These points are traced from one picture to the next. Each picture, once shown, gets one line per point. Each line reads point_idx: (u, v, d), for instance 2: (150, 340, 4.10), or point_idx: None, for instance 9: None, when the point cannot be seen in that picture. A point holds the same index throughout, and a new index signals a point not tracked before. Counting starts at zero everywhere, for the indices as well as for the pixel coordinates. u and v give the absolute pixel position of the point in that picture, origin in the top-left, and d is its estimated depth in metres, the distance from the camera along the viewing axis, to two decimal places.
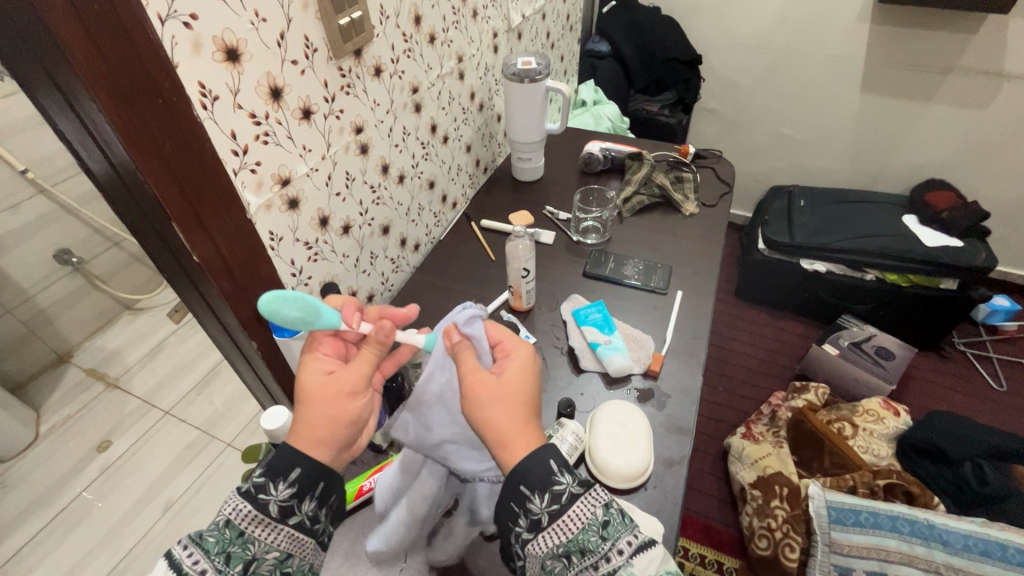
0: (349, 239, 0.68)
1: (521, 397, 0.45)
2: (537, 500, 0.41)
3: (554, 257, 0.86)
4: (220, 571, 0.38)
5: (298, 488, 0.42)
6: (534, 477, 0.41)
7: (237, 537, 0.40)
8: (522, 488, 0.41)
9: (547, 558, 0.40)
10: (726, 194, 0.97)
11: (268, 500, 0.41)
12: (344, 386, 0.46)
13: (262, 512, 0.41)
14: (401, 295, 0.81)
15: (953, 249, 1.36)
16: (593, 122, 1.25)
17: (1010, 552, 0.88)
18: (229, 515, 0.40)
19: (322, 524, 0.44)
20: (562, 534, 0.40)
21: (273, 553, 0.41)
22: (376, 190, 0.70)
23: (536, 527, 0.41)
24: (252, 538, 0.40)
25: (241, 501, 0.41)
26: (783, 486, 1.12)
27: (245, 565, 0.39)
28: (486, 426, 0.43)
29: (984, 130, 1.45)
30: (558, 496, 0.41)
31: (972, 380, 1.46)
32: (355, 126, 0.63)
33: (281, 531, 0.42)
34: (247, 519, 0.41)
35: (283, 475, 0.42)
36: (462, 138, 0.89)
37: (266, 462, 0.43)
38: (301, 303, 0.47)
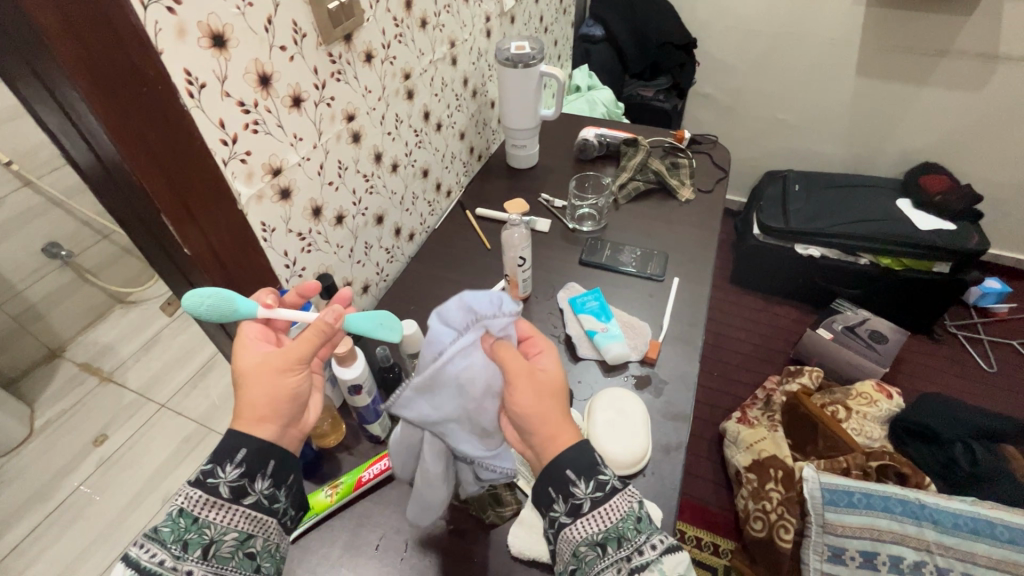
0: (342, 229, 0.67)
1: (558, 392, 0.45)
2: (582, 485, 0.41)
3: (550, 245, 0.86)
4: (177, 558, 0.38)
5: (246, 468, 0.41)
6: (581, 463, 0.42)
7: (192, 523, 0.39)
8: (568, 472, 0.41)
9: (584, 543, 0.40)
10: (722, 179, 0.96)
11: (217, 483, 0.40)
12: (277, 363, 0.44)
13: (214, 495, 0.40)
14: (396, 284, 0.80)
15: (945, 233, 1.38)
16: (588, 108, 1.24)
17: (998, 530, 0.93)
18: (181, 504, 0.40)
19: (281, 502, 0.43)
20: (601, 522, 0.40)
21: (231, 534, 0.40)
22: (369, 178, 0.69)
23: (575, 511, 0.41)
24: (207, 523, 0.40)
25: (190, 488, 0.40)
26: (777, 468, 1.13)
27: (203, 550, 0.39)
28: (533, 418, 0.43)
29: (979, 112, 1.45)
30: (602, 484, 0.41)
31: (964, 362, 1.47)
32: (346, 114, 0.62)
33: (236, 512, 0.40)
34: (199, 505, 0.40)
35: (228, 456, 0.41)
36: (456, 126, 0.88)
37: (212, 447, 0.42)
38: (215, 296, 0.45)
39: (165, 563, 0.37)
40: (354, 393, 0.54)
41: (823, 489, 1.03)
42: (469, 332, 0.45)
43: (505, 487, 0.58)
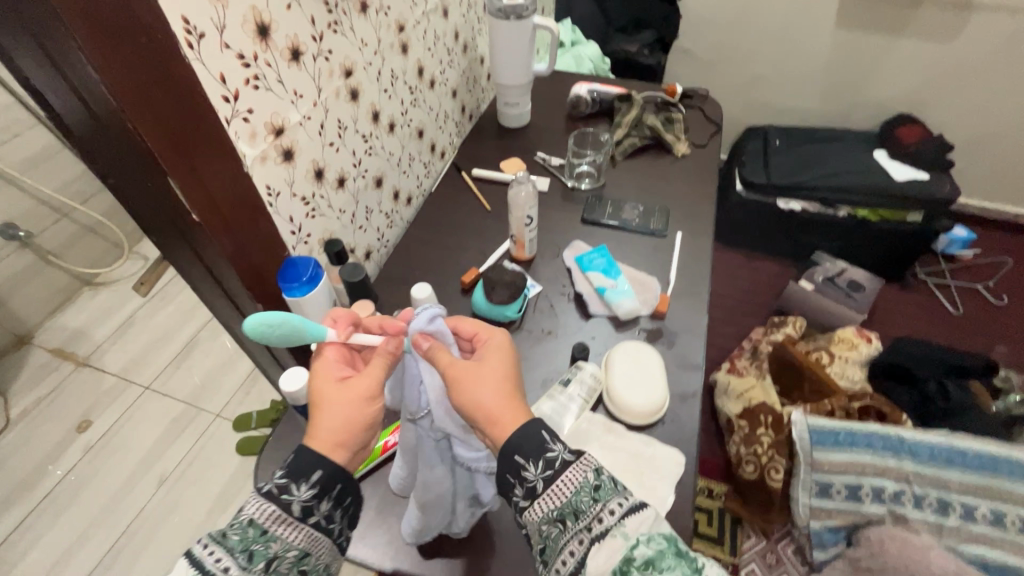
0: (344, 192, 0.64)
1: (498, 379, 0.46)
2: (532, 467, 0.41)
3: (550, 205, 0.85)
4: (244, 568, 0.38)
5: (318, 489, 0.41)
6: (528, 446, 0.42)
7: (260, 535, 0.39)
8: (516, 457, 0.42)
9: (544, 523, 0.40)
10: (715, 133, 0.96)
11: (290, 500, 0.40)
12: (360, 390, 0.45)
13: (286, 513, 0.40)
14: (397, 250, 0.78)
15: (919, 182, 1.43)
16: (574, 65, 1.21)
17: (969, 457, 1.03)
18: (252, 514, 0.40)
19: (338, 526, 0.43)
20: (558, 498, 0.40)
21: (293, 551, 0.40)
22: (368, 138, 0.66)
23: (532, 493, 0.41)
24: (274, 536, 0.40)
25: (265, 502, 0.40)
26: (767, 414, 1.17)
27: (267, 563, 0.39)
28: (469, 404, 0.44)
29: (951, 62, 1.49)
30: (551, 462, 0.41)
31: (932, 306, 1.55)
32: (344, 69, 0.58)
33: (301, 530, 0.41)
34: (271, 517, 0.40)
35: (304, 476, 0.41)
36: (448, 84, 0.85)
37: (288, 462, 0.42)
38: (285, 324, 0.44)
39: (234, 572, 0.37)
40: None
41: (810, 431, 1.09)
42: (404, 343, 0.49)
43: None
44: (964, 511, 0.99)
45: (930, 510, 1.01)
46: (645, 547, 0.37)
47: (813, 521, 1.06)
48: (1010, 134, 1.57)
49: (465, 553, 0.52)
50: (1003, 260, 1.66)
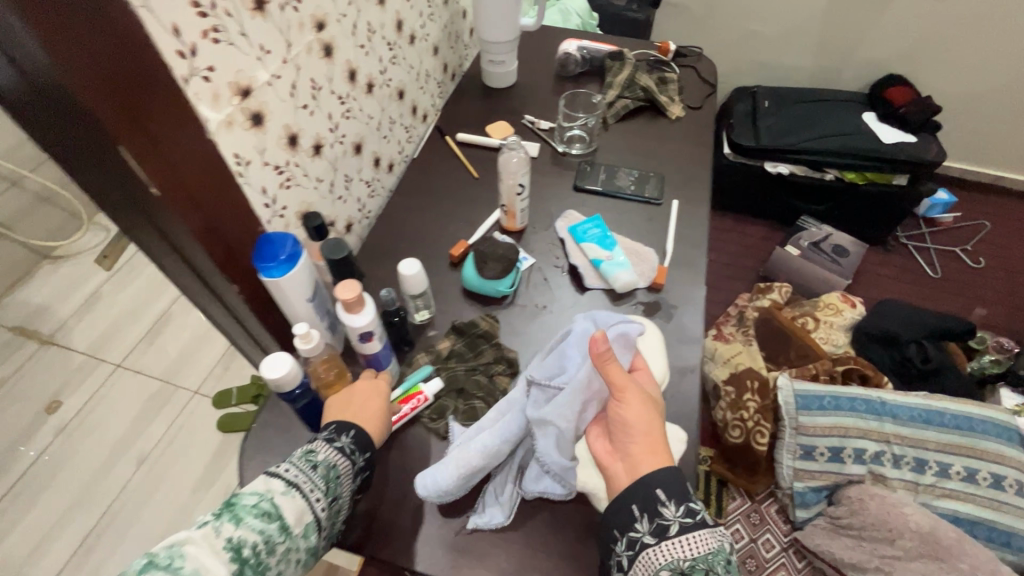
0: (321, 160, 0.59)
1: (652, 418, 0.47)
2: (671, 507, 0.43)
3: (540, 172, 0.81)
4: (319, 497, 0.43)
5: (368, 462, 0.48)
6: (673, 485, 0.44)
7: (333, 477, 0.45)
8: (658, 492, 0.43)
9: (667, 567, 0.41)
10: (710, 95, 0.92)
11: (355, 461, 0.47)
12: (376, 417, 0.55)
13: (354, 468, 0.47)
14: (381, 222, 0.74)
15: (906, 145, 1.42)
16: (561, 19, 1.15)
17: (945, 418, 1.07)
18: (334, 459, 0.46)
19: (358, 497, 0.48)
20: (688, 548, 0.41)
21: (341, 501, 0.46)
22: (345, 100, 0.61)
23: (663, 533, 0.42)
24: (340, 482, 0.46)
25: (343, 454, 0.46)
26: (754, 379, 1.17)
27: (330, 502, 0.45)
28: (630, 424, 0.46)
29: (944, 19, 1.45)
30: (691, 511, 0.43)
31: (913, 269, 1.57)
32: (316, 21, 0.52)
33: (350, 486, 0.47)
34: (344, 466, 0.46)
35: (364, 451, 0.48)
36: (429, 39, 0.79)
37: (354, 435, 0.48)
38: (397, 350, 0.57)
39: (313, 495, 0.43)
40: (364, 341, 0.49)
41: (796, 395, 1.11)
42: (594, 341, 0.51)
43: None
44: (939, 468, 1.04)
45: (907, 469, 1.04)
46: None
47: (796, 482, 1.08)
48: (995, 95, 1.56)
49: (464, 537, 0.50)
50: (982, 223, 1.68)
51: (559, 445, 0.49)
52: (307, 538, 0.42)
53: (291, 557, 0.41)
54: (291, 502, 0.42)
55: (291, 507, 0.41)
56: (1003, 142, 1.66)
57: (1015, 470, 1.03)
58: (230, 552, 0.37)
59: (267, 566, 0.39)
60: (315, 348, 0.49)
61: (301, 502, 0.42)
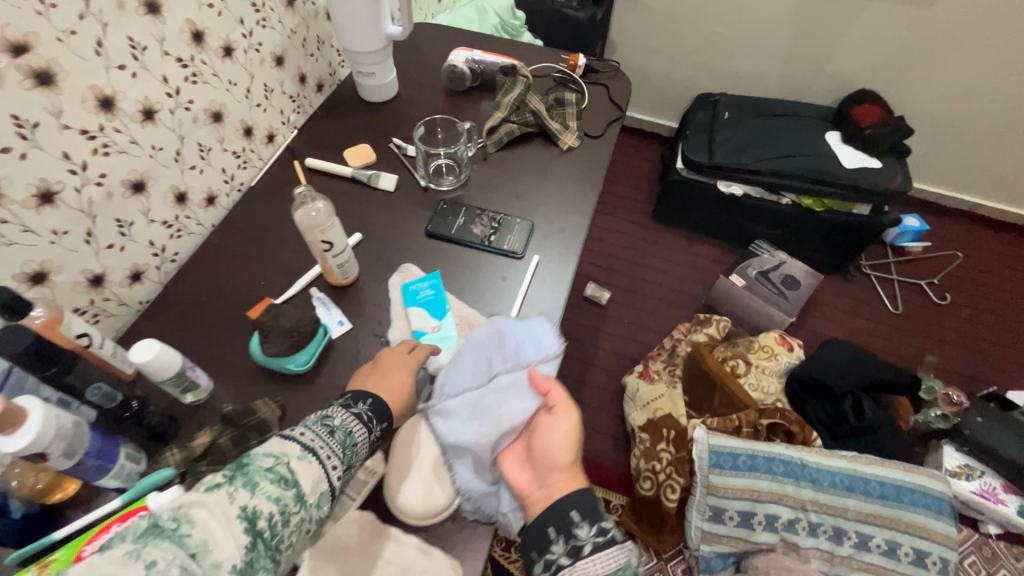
0: (59, 209, 0.48)
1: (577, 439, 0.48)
2: (585, 527, 0.42)
3: (394, 209, 0.69)
4: (336, 462, 0.41)
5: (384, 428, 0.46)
6: (590, 506, 0.43)
7: (349, 441, 0.43)
8: (573, 513, 0.42)
9: None
10: (615, 121, 0.80)
11: (371, 423, 0.45)
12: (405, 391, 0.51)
13: (370, 436, 0.45)
14: (188, 267, 0.63)
15: (869, 171, 1.29)
16: (476, 18, 1.02)
17: (870, 485, 0.98)
18: (349, 425, 0.44)
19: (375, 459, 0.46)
20: (601, 567, 0.40)
21: (355, 464, 0.44)
22: (98, 133, 0.50)
23: (575, 554, 0.40)
24: (357, 446, 0.44)
25: (360, 422, 0.44)
26: (670, 428, 1.09)
27: (345, 466, 0.42)
28: (556, 444, 0.46)
29: (923, 32, 1.31)
30: (604, 530, 0.42)
31: (872, 302, 1.45)
32: (10, 42, 0.41)
33: (366, 450, 0.45)
34: (363, 435, 0.44)
35: (378, 418, 0.46)
36: (262, 48, 0.67)
37: (370, 402, 0.46)
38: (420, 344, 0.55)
39: (329, 462, 0.41)
40: (37, 459, 0.39)
41: (710, 451, 1.01)
42: (500, 350, 0.52)
43: None
44: (858, 539, 0.94)
45: (823, 538, 0.94)
46: None
47: (702, 545, 0.98)
48: (977, 119, 1.42)
49: None
50: (954, 254, 1.55)
51: (478, 470, 0.48)
52: (319, 506, 0.40)
53: (302, 526, 0.38)
54: (306, 468, 0.39)
55: (306, 476, 0.39)
56: (983, 169, 1.53)
57: (939, 546, 0.93)
58: (243, 522, 0.34)
59: (280, 536, 0.36)
60: None
61: (318, 468, 0.40)
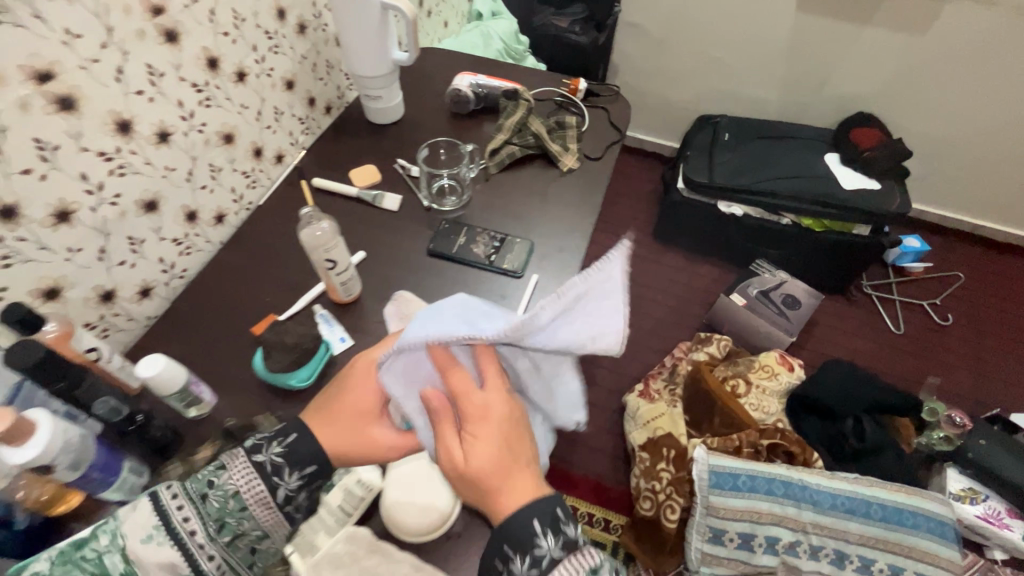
0: (74, 227, 0.50)
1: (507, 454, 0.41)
2: (517, 562, 0.39)
3: (397, 229, 0.71)
4: (209, 538, 0.41)
5: (306, 481, 0.44)
6: (516, 539, 0.39)
7: (237, 509, 0.42)
8: (505, 547, 0.39)
9: None
10: (614, 144, 0.82)
11: (278, 485, 0.43)
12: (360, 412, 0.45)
13: (270, 494, 0.43)
14: (196, 283, 0.65)
15: (868, 193, 1.30)
16: (481, 43, 1.06)
17: (871, 508, 0.97)
18: (238, 488, 0.43)
19: (296, 508, 0.44)
20: None
21: (256, 530, 0.43)
22: (114, 155, 0.52)
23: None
24: (249, 515, 0.43)
25: (259, 480, 0.43)
26: (670, 448, 1.09)
27: (231, 537, 0.42)
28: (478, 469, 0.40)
29: (919, 58, 1.33)
30: (538, 560, 0.39)
31: (873, 323, 1.45)
32: (34, 71, 0.43)
33: (272, 511, 0.43)
34: (254, 496, 0.43)
35: (298, 467, 0.44)
36: (274, 73, 0.69)
37: (288, 443, 0.44)
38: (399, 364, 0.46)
39: (195, 540, 0.41)
40: (45, 473, 0.40)
41: (710, 472, 1.00)
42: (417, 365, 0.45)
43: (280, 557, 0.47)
44: (861, 564, 0.93)
45: (825, 562, 0.93)
46: None
47: (703, 567, 0.97)
48: (974, 142, 1.44)
49: None
50: (955, 275, 1.56)
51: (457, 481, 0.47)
52: None
53: None
54: (158, 549, 0.40)
55: (151, 558, 0.40)
56: (984, 191, 1.54)
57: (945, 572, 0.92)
58: None
59: None
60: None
61: (174, 552, 0.40)
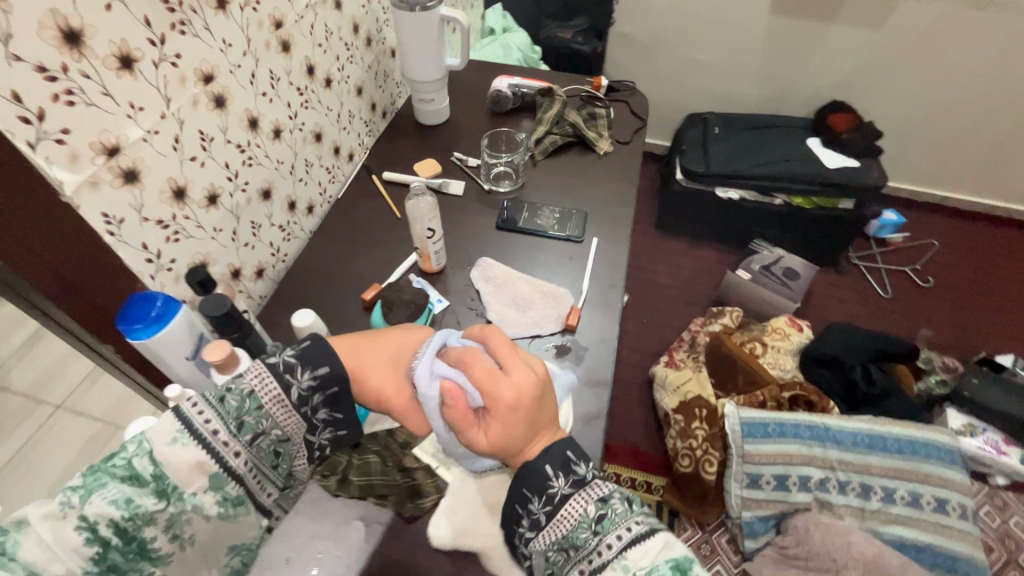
0: (218, 210, 0.58)
1: (522, 432, 0.44)
2: (536, 503, 0.44)
3: (465, 210, 0.81)
4: (234, 436, 0.43)
5: (318, 382, 0.46)
6: (532, 481, 0.44)
7: (255, 409, 0.43)
8: (523, 491, 0.44)
9: (552, 551, 0.43)
10: (640, 129, 0.94)
11: (293, 385, 0.45)
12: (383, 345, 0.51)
13: (286, 395, 0.44)
14: (297, 265, 0.73)
15: (850, 170, 1.45)
16: (502, 53, 1.17)
17: (888, 443, 1.07)
18: (254, 388, 0.44)
19: (310, 404, 0.46)
20: (558, 531, 0.43)
21: (277, 431, 0.45)
22: (246, 148, 0.60)
23: (537, 525, 0.44)
24: (266, 414, 0.44)
25: (273, 382, 0.44)
26: (701, 407, 1.19)
27: (253, 436, 0.43)
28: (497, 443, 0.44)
29: (881, 50, 1.50)
30: (551, 498, 0.44)
31: (864, 289, 1.59)
32: (202, 74, 0.52)
33: (293, 411, 0.45)
34: (270, 394, 0.44)
35: (313, 368, 0.46)
36: (350, 80, 0.79)
37: (301, 350, 0.46)
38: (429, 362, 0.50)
39: (222, 439, 0.42)
40: None
41: (741, 424, 1.09)
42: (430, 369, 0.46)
43: (425, 476, 0.54)
44: (884, 493, 1.03)
45: (853, 495, 1.03)
46: None
47: (744, 512, 1.06)
48: (935, 122, 1.61)
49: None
50: (931, 243, 1.71)
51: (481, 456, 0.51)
52: (216, 485, 0.42)
53: (182, 513, 0.41)
54: (183, 449, 0.40)
55: (179, 461, 0.40)
56: (948, 166, 1.71)
57: (956, 493, 1.03)
58: (84, 531, 0.36)
59: (145, 530, 0.39)
60: None
61: (200, 451, 0.41)
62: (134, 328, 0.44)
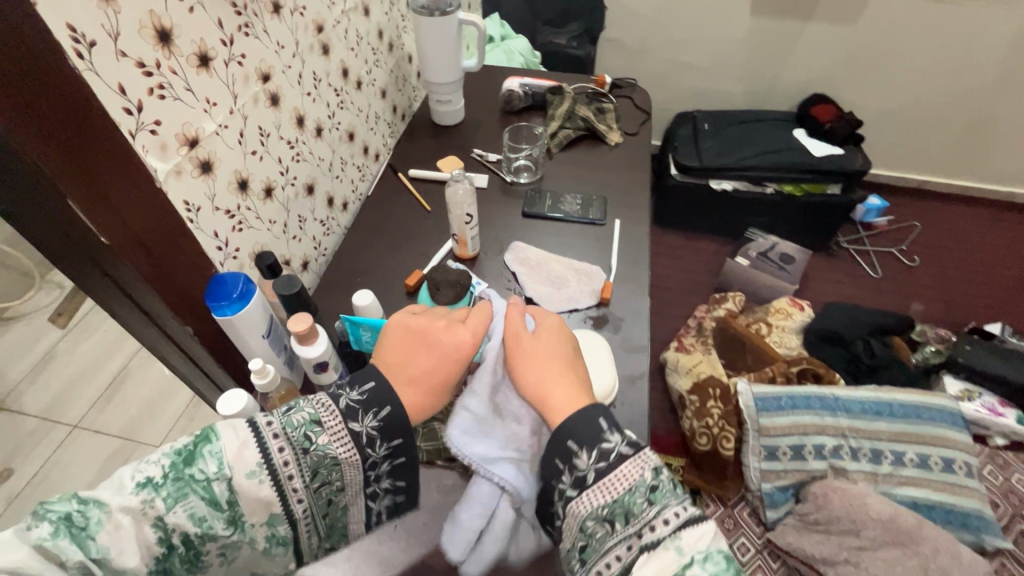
0: (273, 202, 0.62)
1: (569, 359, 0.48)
2: (584, 457, 0.42)
3: (491, 201, 0.85)
4: (305, 485, 0.41)
5: (383, 424, 0.43)
6: (583, 432, 0.42)
7: (330, 460, 0.42)
8: (570, 443, 0.42)
9: (590, 518, 0.40)
10: (646, 121, 0.99)
11: (359, 429, 0.43)
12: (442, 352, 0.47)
13: (361, 463, 0.43)
14: (337, 258, 0.76)
15: (836, 157, 1.53)
16: (506, 59, 1.23)
17: (894, 408, 1.13)
18: (319, 415, 0.42)
19: (371, 452, 0.43)
20: (604, 495, 0.40)
21: (337, 483, 0.43)
22: (295, 145, 0.64)
23: (582, 484, 0.42)
24: (337, 460, 0.42)
25: (352, 439, 0.42)
26: (715, 386, 1.22)
27: (320, 485, 0.42)
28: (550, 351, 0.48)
29: (855, 44, 1.60)
30: (605, 454, 0.42)
31: (856, 271, 1.66)
32: (261, 73, 0.56)
33: (355, 456, 0.43)
34: (347, 456, 0.43)
35: (376, 409, 0.43)
36: (376, 83, 0.83)
37: (370, 387, 0.44)
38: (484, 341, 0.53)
39: (291, 482, 0.41)
40: (319, 370, 0.53)
41: (754, 399, 1.15)
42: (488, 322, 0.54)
43: None
44: (894, 457, 1.08)
45: (865, 461, 1.07)
46: (700, 567, 0.36)
47: (764, 484, 1.10)
48: (909, 110, 1.71)
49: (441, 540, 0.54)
50: (914, 225, 1.80)
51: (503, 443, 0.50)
52: (273, 526, 0.41)
53: (242, 543, 0.40)
54: (255, 485, 0.39)
55: (252, 495, 0.39)
56: (923, 151, 1.81)
57: (961, 452, 1.09)
58: (157, 533, 0.36)
59: (206, 546, 0.38)
60: (270, 382, 0.50)
61: (268, 490, 0.40)
62: (224, 301, 0.48)
